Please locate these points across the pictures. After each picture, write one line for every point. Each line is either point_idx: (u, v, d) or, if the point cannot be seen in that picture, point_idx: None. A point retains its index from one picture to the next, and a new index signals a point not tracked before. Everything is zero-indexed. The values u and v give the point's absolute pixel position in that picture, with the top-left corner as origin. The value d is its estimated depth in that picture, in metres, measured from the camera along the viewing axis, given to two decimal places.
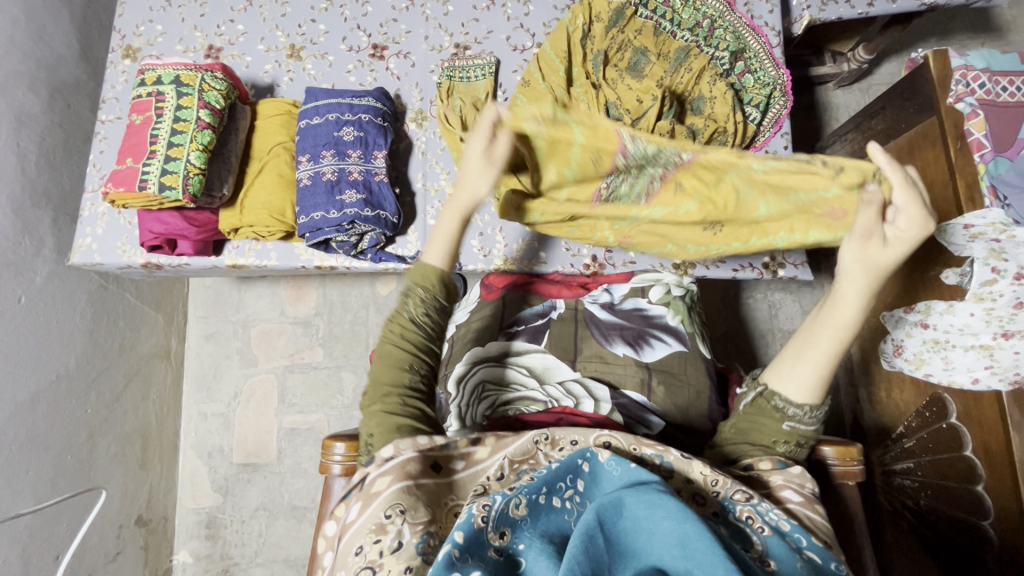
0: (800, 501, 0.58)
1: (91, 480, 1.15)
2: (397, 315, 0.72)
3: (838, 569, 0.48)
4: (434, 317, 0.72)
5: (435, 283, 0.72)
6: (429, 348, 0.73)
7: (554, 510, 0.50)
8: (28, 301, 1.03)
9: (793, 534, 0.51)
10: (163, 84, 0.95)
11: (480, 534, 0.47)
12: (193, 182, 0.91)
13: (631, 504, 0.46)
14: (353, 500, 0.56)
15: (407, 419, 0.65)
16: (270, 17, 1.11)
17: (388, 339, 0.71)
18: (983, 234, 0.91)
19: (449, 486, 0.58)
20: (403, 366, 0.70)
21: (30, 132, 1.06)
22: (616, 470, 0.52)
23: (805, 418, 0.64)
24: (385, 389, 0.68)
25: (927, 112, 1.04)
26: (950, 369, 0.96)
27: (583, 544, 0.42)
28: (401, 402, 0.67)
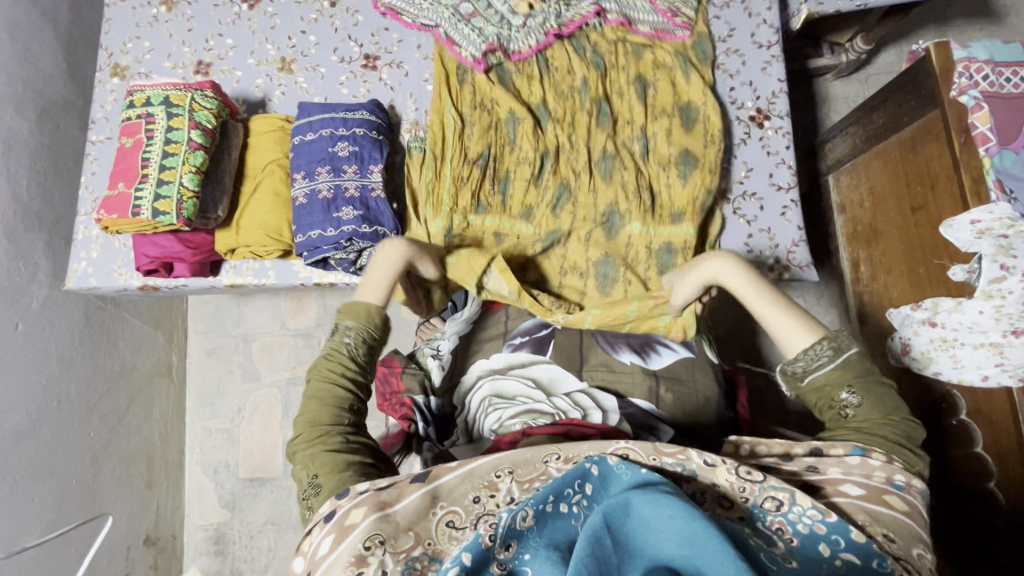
0: (863, 493, 0.54)
1: (97, 504, 1.14)
2: (321, 361, 0.71)
3: (883, 565, 0.46)
4: (365, 353, 0.74)
5: (368, 315, 0.75)
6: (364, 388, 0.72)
7: (562, 516, 0.48)
8: (26, 328, 1.02)
9: (829, 536, 0.48)
10: (152, 105, 0.93)
11: (488, 553, 0.47)
12: (187, 205, 0.90)
13: (637, 504, 0.45)
14: (325, 533, 0.54)
15: (352, 459, 0.64)
16: (259, 30, 1.09)
17: (315, 387, 0.70)
18: (990, 229, 0.89)
19: (432, 498, 0.55)
20: (336, 403, 0.68)
21: (19, 156, 1.04)
22: (626, 473, 0.50)
23: (818, 362, 0.67)
24: (322, 427, 0.66)
25: (930, 105, 1.02)
26: (959, 367, 0.95)
27: (590, 546, 0.42)
28: (343, 440, 0.66)
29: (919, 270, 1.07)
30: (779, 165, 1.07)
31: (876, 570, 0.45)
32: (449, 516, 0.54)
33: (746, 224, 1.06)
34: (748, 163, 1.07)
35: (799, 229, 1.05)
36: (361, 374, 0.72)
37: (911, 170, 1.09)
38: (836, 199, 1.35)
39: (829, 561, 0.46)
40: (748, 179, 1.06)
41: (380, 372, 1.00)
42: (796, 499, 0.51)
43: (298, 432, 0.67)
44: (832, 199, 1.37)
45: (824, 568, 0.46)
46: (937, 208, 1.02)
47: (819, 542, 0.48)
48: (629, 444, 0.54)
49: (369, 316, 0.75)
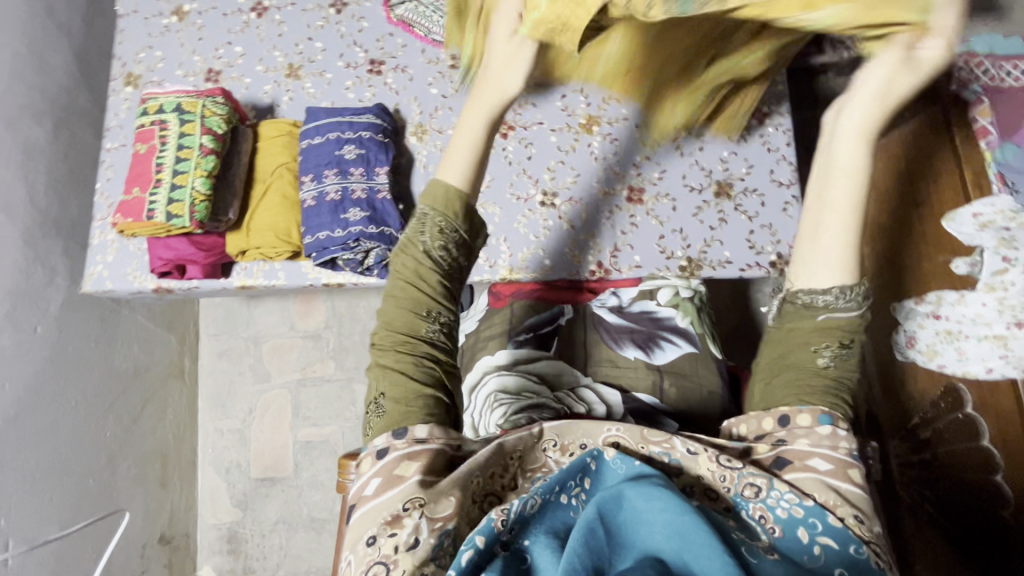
0: (832, 467, 0.54)
1: (114, 503, 1.17)
2: (408, 249, 0.64)
3: (859, 551, 0.48)
4: (453, 253, 0.64)
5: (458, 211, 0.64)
6: (449, 293, 0.64)
7: (560, 506, 0.50)
8: (44, 330, 1.05)
9: (807, 520, 0.50)
10: (164, 112, 0.96)
11: (499, 534, 0.47)
12: (199, 209, 0.92)
13: (631, 497, 0.46)
14: (374, 472, 0.55)
15: (427, 382, 0.60)
16: (267, 38, 1.12)
17: (399, 278, 0.63)
18: (992, 221, 0.95)
19: (467, 469, 0.53)
20: (420, 307, 0.62)
21: (37, 164, 1.07)
22: (622, 467, 0.52)
23: (842, 302, 0.59)
24: (399, 335, 0.61)
25: (931, 100, 1.03)
26: (964, 359, 0.98)
27: (584, 536, 0.43)
28: (421, 357, 0.61)
29: None
30: (780, 162, 1.07)
31: (852, 555, 0.48)
32: (471, 488, 0.53)
33: (747, 220, 1.07)
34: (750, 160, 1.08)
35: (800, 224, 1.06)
36: (443, 278, 0.64)
37: None
38: None
39: (807, 548, 0.48)
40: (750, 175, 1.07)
41: None
42: (774, 484, 0.52)
43: (378, 322, 0.64)
44: None
45: (802, 557, 0.48)
46: None
47: (798, 527, 0.50)
48: (618, 432, 0.57)
49: (457, 212, 0.64)
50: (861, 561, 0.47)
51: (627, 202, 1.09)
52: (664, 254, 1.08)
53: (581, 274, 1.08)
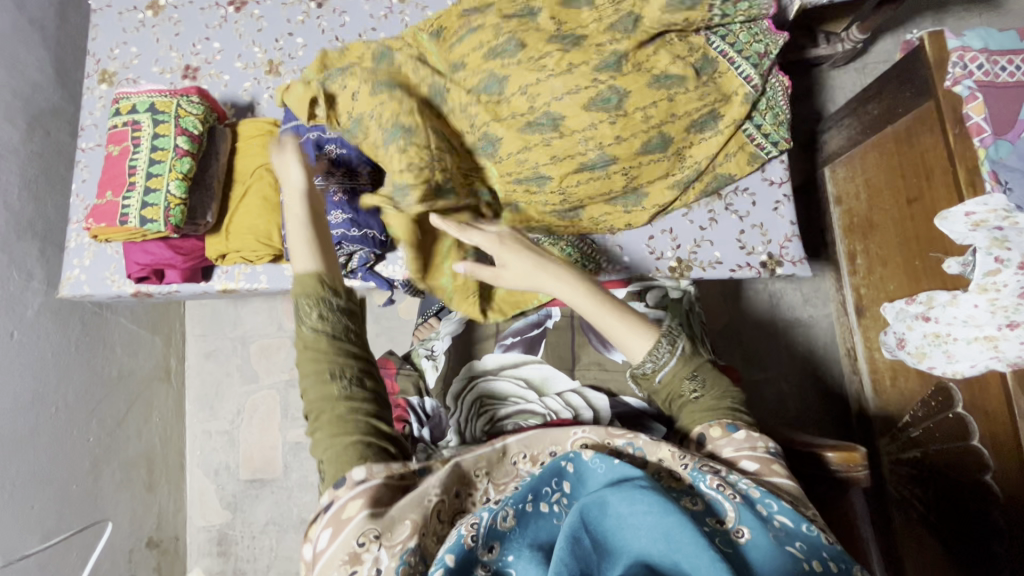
0: (758, 467, 0.60)
1: (98, 509, 1.15)
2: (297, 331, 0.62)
3: (810, 529, 0.47)
4: (339, 318, 0.63)
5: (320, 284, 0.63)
6: (351, 352, 0.62)
7: (542, 516, 0.49)
8: (21, 336, 1.03)
9: (762, 499, 0.50)
10: (138, 112, 0.93)
11: (472, 553, 0.46)
12: (175, 213, 0.90)
13: (614, 501, 0.44)
14: (322, 526, 0.53)
15: (353, 441, 0.58)
16: (246, 33, 1.09)
17: (302, 362, 0.61)
18: (984, 221, 0.87)
19: (423, 490, 0.54)
20: (326, 379, 0.60)
21: (10, 165, 1.05)
22: (601, 467, 0.51)
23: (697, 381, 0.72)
24: (318, 411, 0.60)
25: (924, 96, 1.01)
26: (953, 362, 0.92)
27: (570, 547, 0.41)
28: (344, 422, 0.59)
29: (914, 263, 1.06)
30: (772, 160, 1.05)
31: (805, 534, 0.46)
32: (438, 503, 0.54)
33: (738, 220, 1.05)
34: None
35: (791, 224, 1.05)
36: (338, 344, 0.61)
37: (906, 162, 1.08)
38: (831, 191, 1.34)
39: (767, 521, 0.48)
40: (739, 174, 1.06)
41: None
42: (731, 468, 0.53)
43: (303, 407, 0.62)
44: (827, 191, 1.36)
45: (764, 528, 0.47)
46: (933, 200, 1.01)
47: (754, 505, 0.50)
48: (584, 434, 0.60)
49: (320, 285, 0.63)
50: (818, 539, 0.46)
51: None
52: (654, 255, 1.08)
53: None
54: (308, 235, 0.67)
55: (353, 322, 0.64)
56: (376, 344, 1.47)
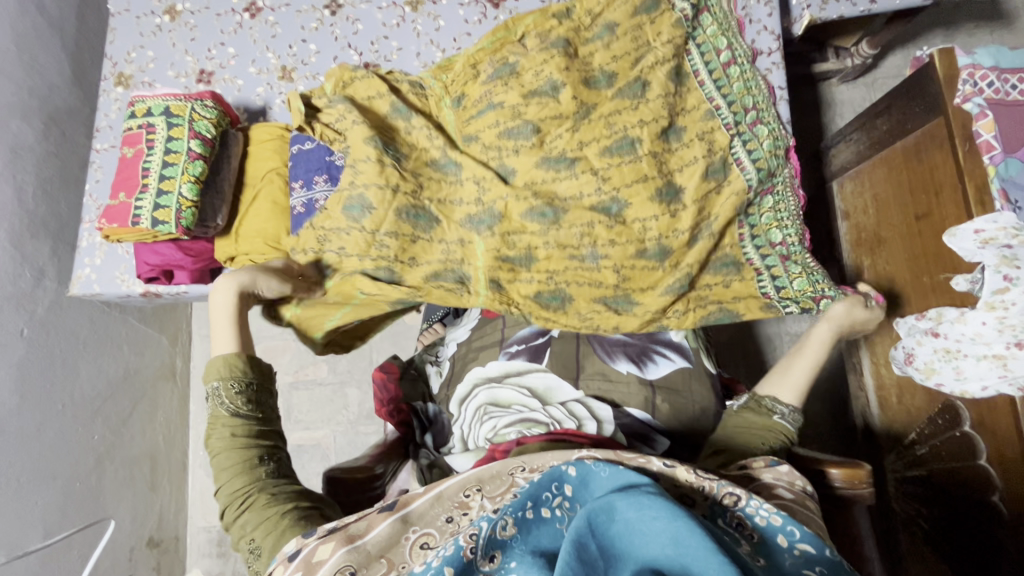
0: (792, 496, 0.58)
1: (101, 508, 1.15)
2: (213, 423, 0.68)
3: (832, 553, 0.47)
4: (255, 401, 0.70)
5: (245, 368, 0.72)
6: (265, 434, 0.70)
7: (545, 522, 0.49)
8: (31, 333, 1.04)
9: (784, 527, 0.48)
10: (153, 115, 0.95)
11: (470, 565, 0.46)
12: (186, 215, 0.91)
13: (621, 507, 0.45)
14: (290, 571, 0.53)
15: (285, 508, 0.63)
16: (260, 39, 1.11)
17: (221, 453, 0.67)
18: (994, 239, 0.87)
19: (405, 522, 0.55)
20: (246, 461, 0.66)
21: (26, 164, 1.06)
22: (605, 471, 0.51)
23: (787, 415, 0.78)
24: (243, 493, 0.65)
25: (934, 113, 1.00)
26: (962, 379, 0.91)
27: (575, 550, 0.42)
28: (273, 492, 0.65)
29: (924, 279, 1.05)
30: None
31: (830, 557, 0.46)
32: (421, 538, 0.54)
33: None
34: None
35: None
36: (258, 422, 0.70)
37: (916, 178, 1.07)
38: (839, 205, 1.34)
39: (787, 552, 0.47)
40: None
41: (377, 378, 1.00)
42: (752, 494, 0.51)
43: (222, 498, 0.65)
44: (835, 205, 1.36)
45: (783, 557, 0.47)
46: (943, 215, 1.00)
47: (776, 534, 0.48)
48: (588, 454, 0.56)
49: (240, 368, 0.72)
50: (840, 564, 0.46)
51: None
52: None
53: None
54: (231, 319, 0.78)
55: (268, 403, 0.72)
56: (380, 349, 1.48)
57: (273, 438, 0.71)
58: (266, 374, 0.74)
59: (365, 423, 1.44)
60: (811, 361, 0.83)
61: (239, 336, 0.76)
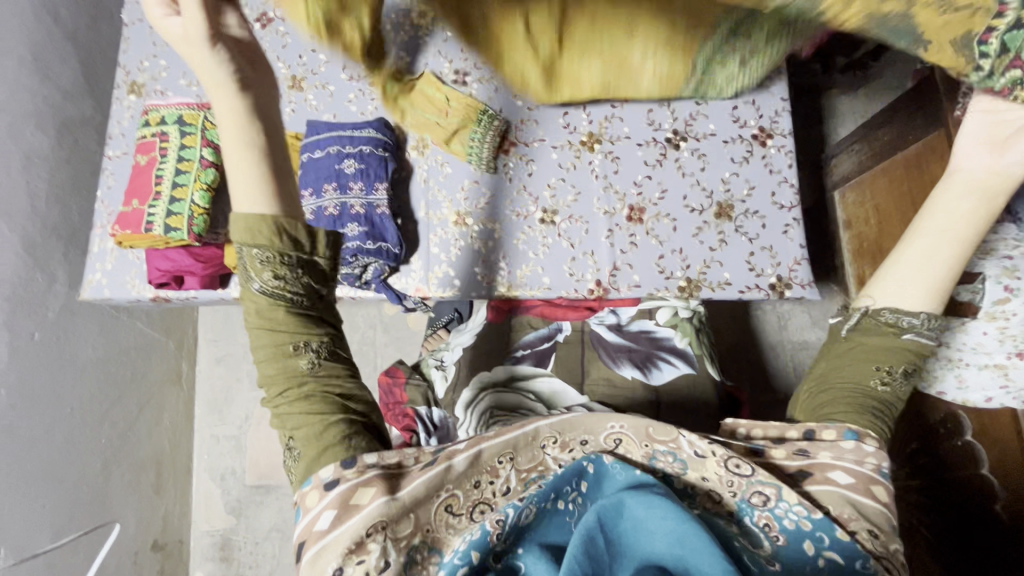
0: (851, 482, 0.53)
1: (106, 511, 1.16)
2: (246, 292, 0.58)
3: (865, 566, 0.46)
4: (296, 281, 0.58)
5: (276, 236, 0.56)
6: (312, 315, 0.60)
7: (558, 513, 0.50)
8: (41, 336, 1.05)
9: (814, 533, 0.49)
10: (166, 123, 0.97)
11: (492, 547, 0.47)
12: (198, 221, 0.93)
13: (632, 504, 0.45)
14: (324, 505, 0.52)
15: (333, 423, 0.57)
16: (271, 49, 1.13)
17: (257, 327, 0.58)
18: (995, 251, 0.86)
19: (442, 478, 0.52)
20: (285, 350, 0.58)
21: (39, 170, 1.08)
22: (621, 474, 0.50)
23: (925, 327, 0.62)
24: (281, 383, 0.58)
25: (934, 124, 1.02)
26: (964, 388, 0.94)
27: (584, 544, 0.42)
28: (317, 398, 0.58)
29: None
30: (781, 184, 1.08)
31: (860, 571, 0.46)
32: (448, 500, 0.52)
33: (748, 241, 1.06)
34: (748, 182, 1.08)
35: (800, 247, 1.06)
36: (298, 301, 0.58)
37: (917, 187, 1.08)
38: (841, 215, 1.35)
39: (811, 561, 0.47)
40: (726, 263, 1.06)
41: (383, 383, 1.03)
42: (782, 495, 0.51)
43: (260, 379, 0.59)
44: (837, 215, 1.37)
45: (805, 568, 0.46)
46: None
47: (803, 540, 0.49)
48: (621, 429, 0.54)
49: (272, 238, 0.56)
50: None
51: (626, 220, 1.09)
52: (663, 275, 1.08)
53: (579, 291, 1.08)
54: (247, 168, 0.55)
55: (315, 286, 0.60)
56: (385, 354, 1.49)
57: (319, 313, 0.61)
58: (314, 250, 0.59)
59: None
60: (954, 239, 0.60)
61: (271, 189, 0.55)
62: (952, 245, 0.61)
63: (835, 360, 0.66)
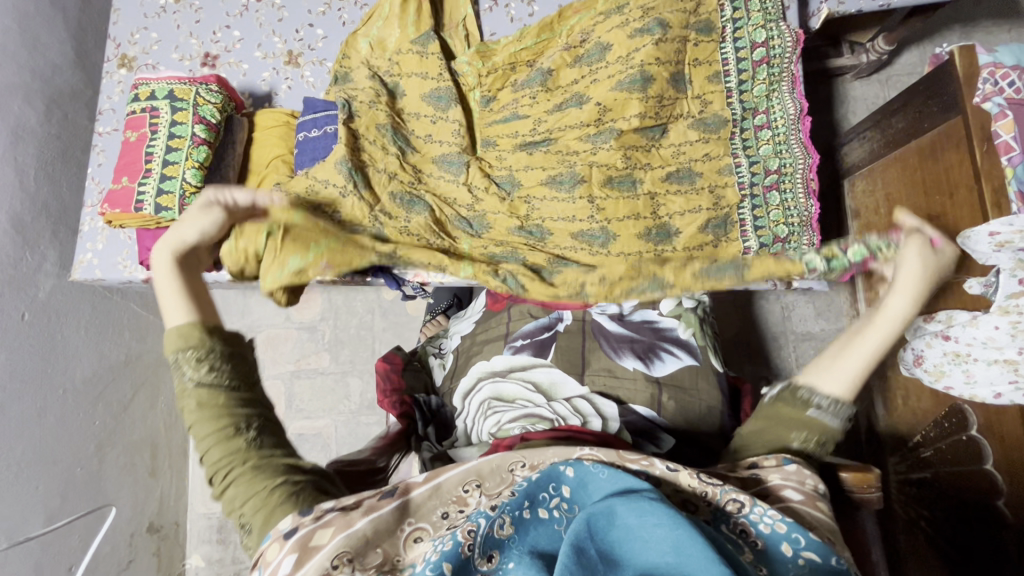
0: (801, 498, 0.54)
1: (102, 494, 1.15)
2: (180, 392, 0.58)
3: (840, 562, 0.46)
4: (225, 371, 0.59)
5: (207, 334, 0.59)
6: (245, 398, 0.59)
7: (542, 522, 0.48)
8: (31, 318, 1.03)
9: (790, 535, 0.47)
10: (156, 99, 0.94)
11: (467, 562, 0.45)
12: (189, 201, 0.90)
13: (622, 513, 0.44)
14: (284, 553, 0.49)
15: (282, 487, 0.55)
16: (267, 22, 1.09)
17: (194, 424, 0.57)
18: (1009, 242, 0.83)
19: (402, 511, 0.53)
20: (223, 436, 0.56)
21: (27, 146, 1.05)
22: (603, 474, 0.50)
23: (831, 409, 0.63)
24: (224, 470, 0.56)
25: (951, 111, 0.98)
26: (971, 383, 0.90)
27: (574, 555, 0.40)
28: (261, 469, 0.56)
29: None
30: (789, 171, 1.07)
31: (835, 567, 0.46)
32: (416, 532, 0.52)
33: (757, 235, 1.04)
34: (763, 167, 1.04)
35: (810, 237, 1.03)
36: (229, 388, 0.58)
37: (930, 176, 1.05)
38: (850, 204, 1.32)
39: (791, 562, 0.46)
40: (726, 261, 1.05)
41: (381, 368, 1.00)
42: (757, 500, 0.50)
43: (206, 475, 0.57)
44: (846, 203, 1.34)
45: (788, 569, 0.45)
46: (956, 219, 0.98)
47: (780, 542, 0.47)
48: (591, 452, 0.56)
49: (200, 337, 0.59)
50: (845, 573, 0.45)
51: None
52: None
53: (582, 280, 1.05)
54: (181, 285, 0.62)
55: (245, 370, 0.61)
56: (383, 339, 1.47)
57: (254, 397, 0.60)
58: (237, 340, 0.62)
59: (366, 414, 1.43)
60: (875, 340, 0.65)
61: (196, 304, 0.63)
62: (871, 345, 0.65)
63: (752, 423, 0.68)
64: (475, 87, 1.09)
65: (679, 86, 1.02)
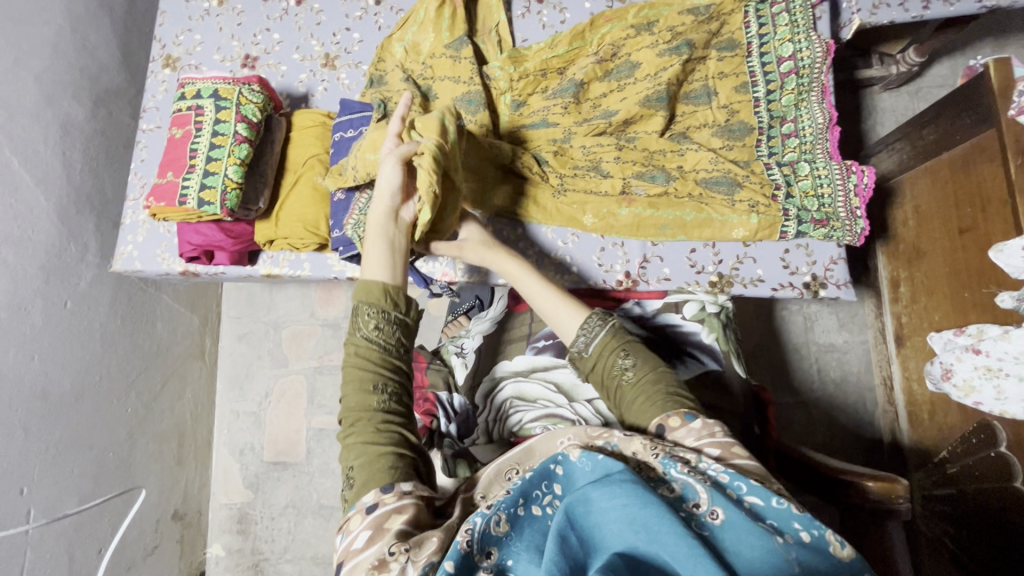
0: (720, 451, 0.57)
1: (130, 479, 1.19)
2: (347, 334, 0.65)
3: (781, 503, 0.49)
4: (389, 332, 0.65)
5: (385, 297, 0.66)
6: (395, 365, 0.65)
7: (536, 518, 0.50)
8: (73, 306, 1.07)
9: (733, 483, 0.51)
10: (202, 97, 0.97)
11: (470, 560, 0.47)
12: (230, 196, 0.93)
13: (597, 497, 0.46)
14: (363, 526, 0.53)
15: (389, 454, 0.59)
16: (306, 26, 1.13)
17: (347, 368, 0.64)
18: None
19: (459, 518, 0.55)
20: (362, 387, 0.62)
21: (74, 141, 1.09)
22: (587, 465, 0.51)
23: (589, 333, 0.73)
24: (355, 415, 0.61)
25: (985, 124, 0.97)
26: (1002, 399, 0.88)
27: (558, 546, 0.43)
28: (377, 429, 0.61)
29: (964, 295, 1.05)
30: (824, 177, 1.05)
31: (776, 508, 0.49)
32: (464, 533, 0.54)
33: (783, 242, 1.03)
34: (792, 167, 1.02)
35: (837, 248, 1.03)
36: (386, 350, 0.64)
37: (962, 190, 1.05)
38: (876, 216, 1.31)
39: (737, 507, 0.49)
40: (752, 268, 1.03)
41: None
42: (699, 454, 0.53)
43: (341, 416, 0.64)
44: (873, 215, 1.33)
45: None
46: (988, 230, 0.99)
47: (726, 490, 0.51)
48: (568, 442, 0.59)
49: (383, 299, 0.65)
50: (786, 510, 0.48)
51: None
52: (693, 269, 1.05)
53: (607, 283, 1.06)
54: (385, 248, 0.71)
55: (405, 339, 0.66)
56: None
57: (398, 369, 0.65)
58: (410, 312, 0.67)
59: None
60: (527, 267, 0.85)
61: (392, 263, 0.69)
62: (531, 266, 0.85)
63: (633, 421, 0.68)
64: (505, 91, 1.09)
65: (699, 100, 1.06)
